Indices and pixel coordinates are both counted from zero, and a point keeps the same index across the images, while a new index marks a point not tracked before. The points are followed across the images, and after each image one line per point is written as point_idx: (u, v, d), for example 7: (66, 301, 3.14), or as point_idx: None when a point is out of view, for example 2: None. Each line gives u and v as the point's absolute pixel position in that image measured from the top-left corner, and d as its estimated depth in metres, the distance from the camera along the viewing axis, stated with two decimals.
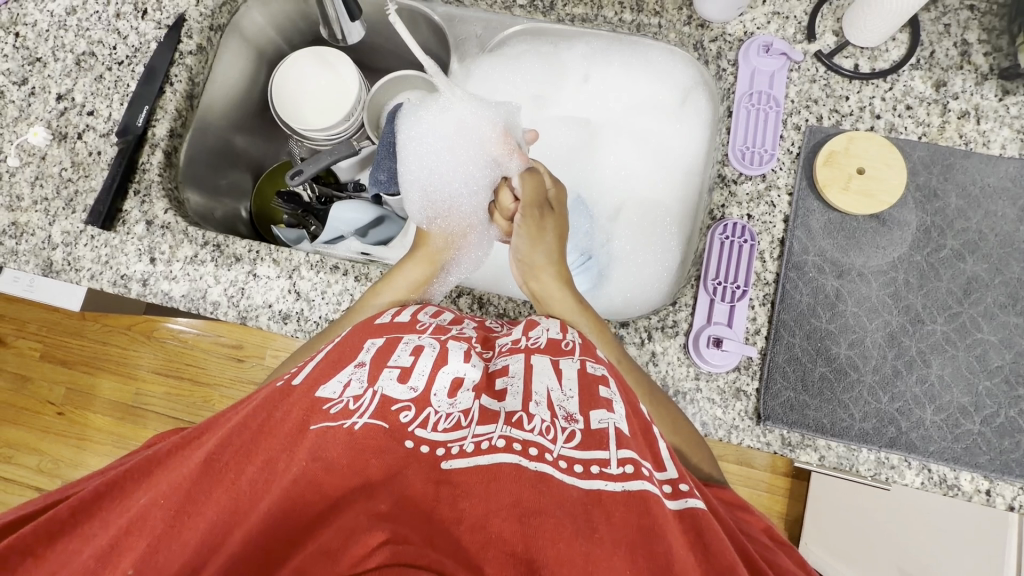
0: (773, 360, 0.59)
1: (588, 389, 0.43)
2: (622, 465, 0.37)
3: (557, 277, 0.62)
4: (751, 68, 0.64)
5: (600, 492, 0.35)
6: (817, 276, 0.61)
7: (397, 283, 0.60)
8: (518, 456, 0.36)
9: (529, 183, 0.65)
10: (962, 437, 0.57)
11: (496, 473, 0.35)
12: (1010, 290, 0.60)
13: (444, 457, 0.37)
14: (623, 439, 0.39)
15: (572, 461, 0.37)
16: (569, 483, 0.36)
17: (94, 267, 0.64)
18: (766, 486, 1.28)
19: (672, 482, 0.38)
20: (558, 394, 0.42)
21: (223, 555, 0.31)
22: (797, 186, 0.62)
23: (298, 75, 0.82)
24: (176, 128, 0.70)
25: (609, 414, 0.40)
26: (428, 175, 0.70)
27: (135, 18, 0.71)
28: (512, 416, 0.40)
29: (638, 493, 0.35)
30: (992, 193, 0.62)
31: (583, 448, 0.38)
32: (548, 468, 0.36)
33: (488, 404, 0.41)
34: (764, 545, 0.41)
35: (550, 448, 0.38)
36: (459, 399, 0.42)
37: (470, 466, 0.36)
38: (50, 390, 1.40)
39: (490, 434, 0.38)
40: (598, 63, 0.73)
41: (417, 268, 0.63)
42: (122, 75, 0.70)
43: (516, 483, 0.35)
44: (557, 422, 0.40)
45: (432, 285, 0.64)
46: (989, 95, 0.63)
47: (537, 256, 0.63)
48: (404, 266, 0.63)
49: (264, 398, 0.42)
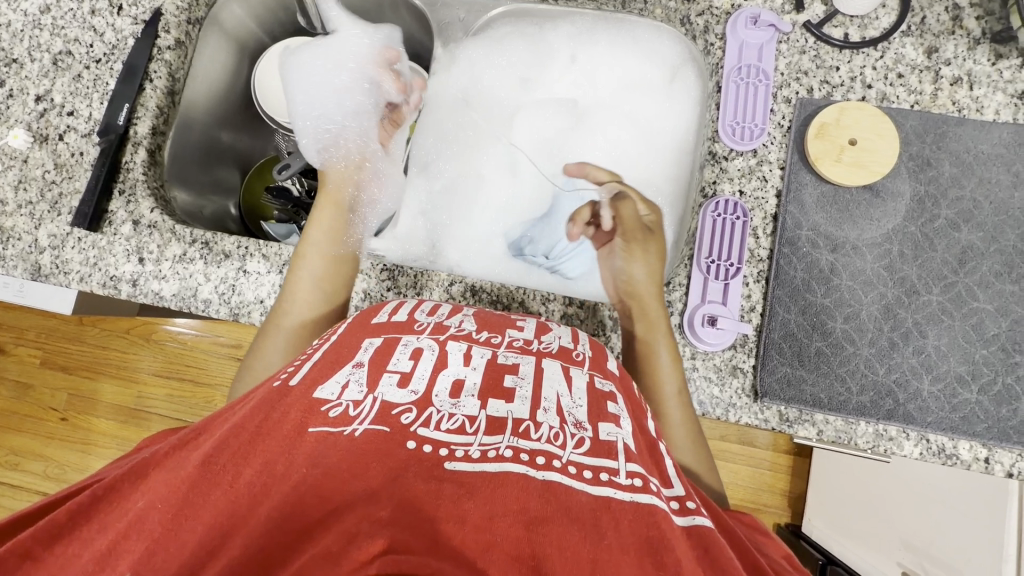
0: (768, 337, 0.58)
1: (598, 404, 0.43)
2: (631, 477, 0.36)
3: (652, 293, 0.58)
4: (739, 41, 0.63)
5: (608, 499, 0.35)
6: (811, 250, 0.60)
7: (315, 238, 0.60)
8: (526, 466, 0.36)
9: (626, 210, 0.63)
10: (960, 406, 0.56)
11: (503, 479, 0.35)
12: (1006, 258, 0.60)
13: (448, 459, 0.36)
14: (631, 453, 0.39)
15: (582, 466, 0.37)
16: (577, 487, 0.35)
17: (83, 269, 0.64)
18: (769, 464, 1.28)
19: (680, 500, 0.38)
20: (568, 401, 0.42)
21: (223, 560, 0.30)
22: (788, 160, 0.62)
23: (282, 67, 0.81)
24: (159, 125, 0.69)
25: (616, 428, 0.41)
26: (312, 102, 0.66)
27: (111, 14, 0.70)
28: (519, 425, 0.39)
29: (646, 506, 0.35)
30: (986, 159, 0.61)
31: (592, 454, 0.38)
32: (555, 475, 0.36)
33: (496, 412, 0.41)
34: (782, 564, 0.41)
35: (560, 454, 0.37)
36: (461, 402, 0.41)
37: (475, 471, 0.35)
38: (52, 396, 1.40)
39: (498, 444, 0.37)
40: (585, 43, 0.71)
41: (327, 216, 0.62)
42: (101, 74, 0.69)
43: (523, 491, 0.34)
44: (566, 428, 0.40)
45: (350, 228, 0.64)
46: (981, 60, 0.62)
47: (638, 274, 0.59)
48: (316, 218, 0.62)
49: (261, 399, 0.41)
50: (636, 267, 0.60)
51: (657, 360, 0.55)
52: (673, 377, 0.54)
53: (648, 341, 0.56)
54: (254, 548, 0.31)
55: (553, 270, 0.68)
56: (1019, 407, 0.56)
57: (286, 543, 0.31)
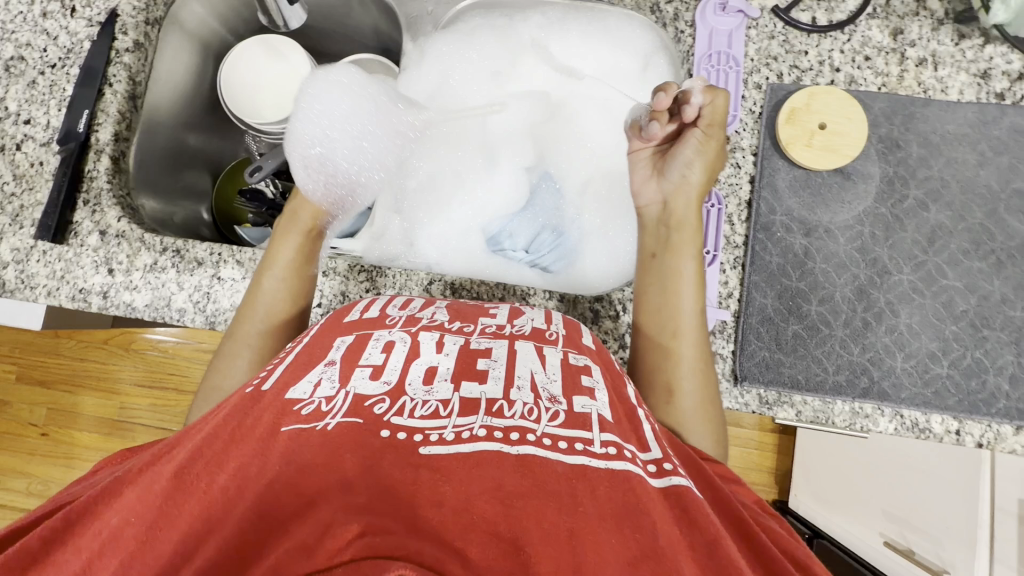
0: (746, 322, 0.59)
1: (572, 378, 0.43)
2: (605, 445, 0.37)
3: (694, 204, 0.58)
4: (708, 28, 0.64)
5: (584, 467, 0.35)
6: (785, 235, 0.61)
7: (279, 264, 0.60)
8: (499, 443, 0.36)
9: (721, 98, 0.58)
10: (932, 381, 0.58)
11: (477, 460, 0.35)
12: (973, 236, 0.61)
13: (423, 444, 0.36)
14: (605, 423, 0.39)
15: (557, 437, 0.37)
16: (553, 458, 0.35)
17: (50, 283, 0.62)
18: (756, 443, 1.30)
19: (657, 462, 0.38)
20: (542, 377, 0.42)
21: (196, 562, 0.31)
22: (761, 146, 0.62)
23: (245, 65, 0.78)
24: (122, 131, 0.67)
25: (591, 401, 0.41)
26: (317, 126, 0.66)
27: (65, 16, 0.67)
28: (492, 405, 0.39)
29: (621, 473, 0.35)
30: (952, 139, 0.62)
31: (567, 426, 0.38)
32: (529, 449, 0.36)
33: (468, 393, 0.40)
34: (755, 510, 0.42)
35: (534, 428, 0.37)
36: (434, 388, 0.40)
37: (449, 454, 0.35)
38: (30, 412, 1.37)
39: (471, 424, 0.37)
40: (556, 33, 0.68)
41: (296, 236, 0.62)
42: (57, 79, 0.66)
43: (498, 469, 0.34)
44: (540, 403, 0.40)
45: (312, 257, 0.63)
46: (945, 41, 0.62)
47: (699, 173, 0.58)
48: (284, 237, 0.61)
49: (234, 406, 0.40)
50: (700, 165, 0.58)
51: (680, 270, 0.55)
52: (694, 308, 0.55)
53: (678, 255, 0.56)
54: (229, 548, 0.31)
55: (534, 264, 0.65)
56: (988, 380, 0.58)
57: (260, 538, 0.31)
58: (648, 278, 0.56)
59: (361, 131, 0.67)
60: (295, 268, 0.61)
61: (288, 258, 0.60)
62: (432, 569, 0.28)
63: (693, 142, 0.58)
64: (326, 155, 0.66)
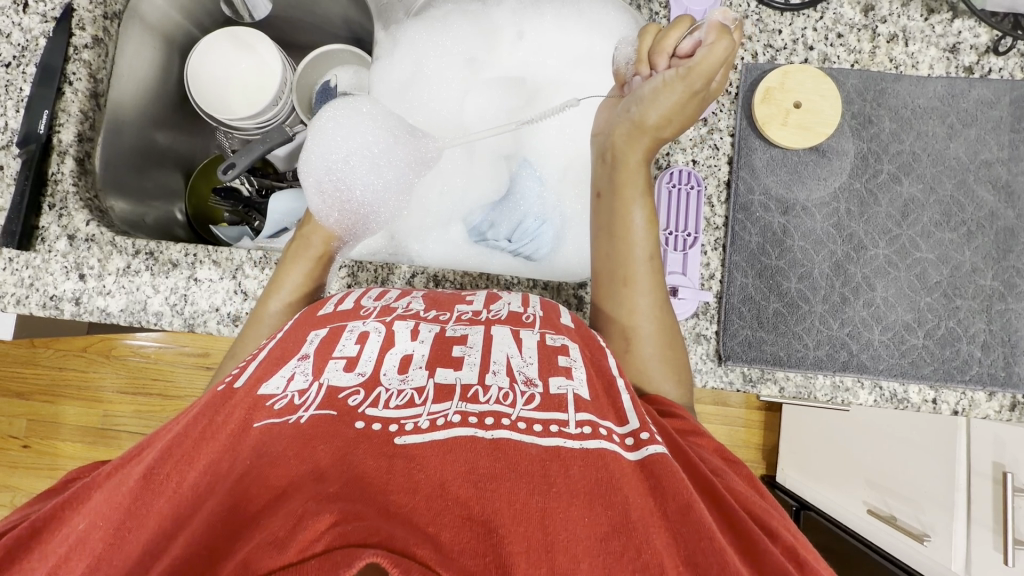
0: (728, 302, 0.60)
1: (548, 357, 0.43)
2: (580, 425, 0.37)
3: (646, 144, 0.55)
4: (683, 8, 0.63)
5: (558, 449, 0.35)
6: (764, 214, 0.62)
7: (286, 287, 0.57)
8: (474, 428, 0.36)
9: (718, 49, 0.50)
10: (908, 352, 0.60)
11: (452, 446, 0.35)
12: (943, 208, 0.63)
13: (398, 434, 0.36)
14: (581, 402, 0.39)
15: (532, 421, 0.37)
16: (527, 441, 0.36)
17: (19, 291, 0.60)
18: (742, 421, 1.33)
19: (634, 433, 0.38)
20: (518, 360, 0.42)
21: (165, 558, 0.29)
22: (738, 126, 0.63)
23: (214, 59, 0.76)
24: (85, 131, 0.64)
25: (567, 380, 0.41)
26: (344, 156, 0.59)
27: (17, 12, 0.64)
28: (467, 390, 0.39)
29: (595, 451, 0.36)
30: (923, 114, 0.63)
31: (543, 409, 0.38)
32: (504, 433, 0.36)
33: (443, 380, 0.40)
34: (715, 466, 0.42)
35: (509, 412, 0.38)
36: (409, 375, 0.40)
37: (426, 442, 0.35)
38: (9, 424, 1.33)
39: (446, 410, 0.37)
40: (530, 18, 0.67)
41: (305, 261, 0.59)
42: (12, 78, 0.63)
43: (471, 453, 0.34)
44: (516, 387, 0.40)
45: (320, 283, 0.60)
46: (915, 16, 0.62)
47: (654, 117, 0.54)
48: (293, 262, 0.58)
49: (205, 404, 0.39)
50: (658, 109, 0.53)
51: (630, 221, 0.54)
52: (648, 245, 0.54)
53: (624, 199, 0.55)
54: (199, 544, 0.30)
55: (517, 253, 0.64)
56: (961, 348, 0.60)
57: (230, 533, 0.30)
58: (600, 233, 0.56)
59: (379, 151, 0.60)
60: (302, 294, 0.58)
61: (296, 283, 0.58)
62: (405, 553, 0.28)
63: (662, 84, 0.52)
64: (342, 179, 0.59)
